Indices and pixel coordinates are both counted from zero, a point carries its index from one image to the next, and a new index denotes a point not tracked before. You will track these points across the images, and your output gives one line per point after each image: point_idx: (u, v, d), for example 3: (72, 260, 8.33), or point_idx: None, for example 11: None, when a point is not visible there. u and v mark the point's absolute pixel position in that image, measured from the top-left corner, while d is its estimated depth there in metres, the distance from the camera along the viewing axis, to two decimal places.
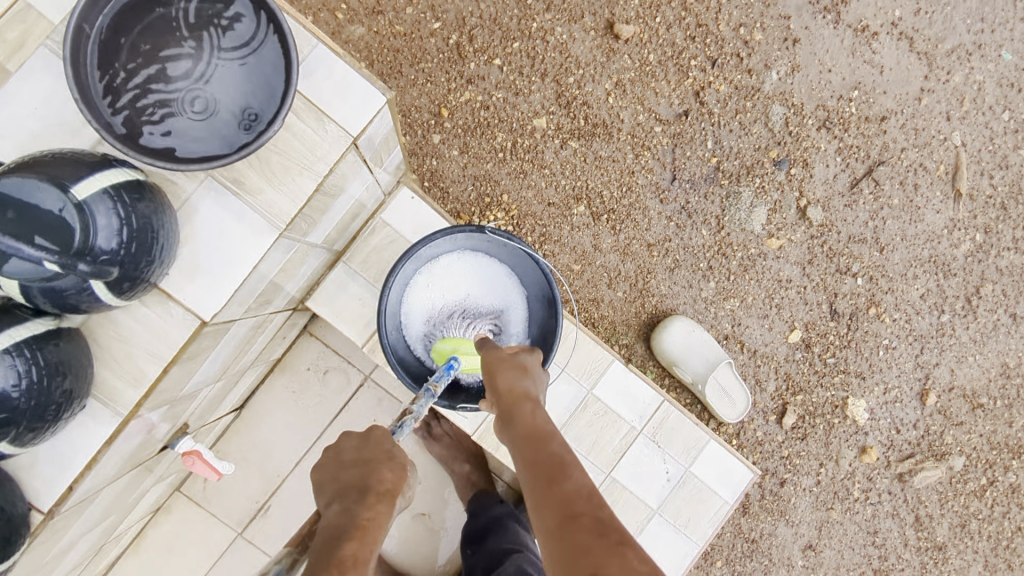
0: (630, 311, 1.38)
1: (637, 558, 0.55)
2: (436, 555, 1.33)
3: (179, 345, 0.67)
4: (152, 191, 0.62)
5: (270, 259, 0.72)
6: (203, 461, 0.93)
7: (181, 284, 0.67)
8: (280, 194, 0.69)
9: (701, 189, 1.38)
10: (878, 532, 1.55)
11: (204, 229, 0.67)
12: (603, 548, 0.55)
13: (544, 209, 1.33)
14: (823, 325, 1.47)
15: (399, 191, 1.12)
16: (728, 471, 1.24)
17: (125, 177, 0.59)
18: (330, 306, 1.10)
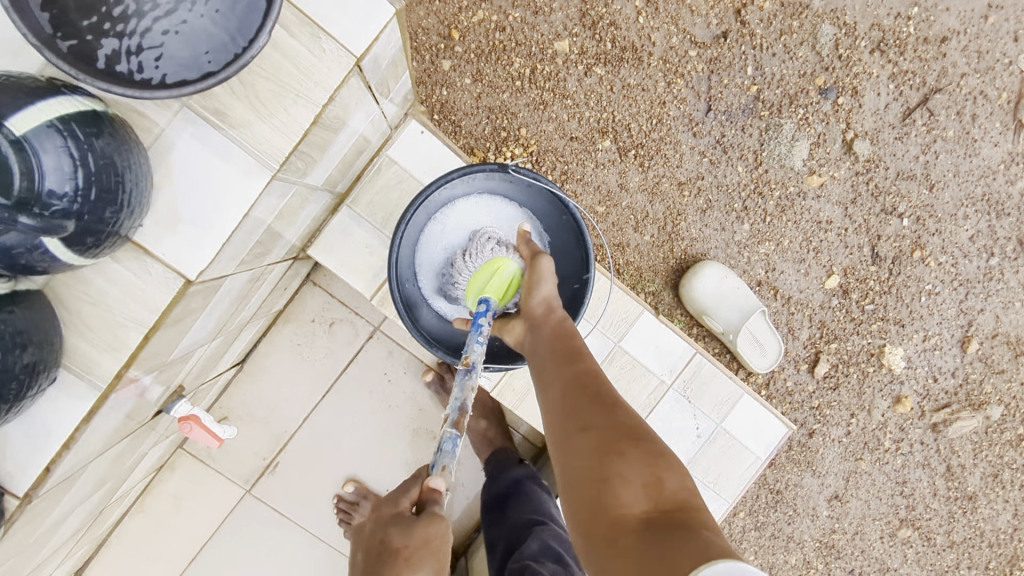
0: (658, 256, 1.28)
1: (627, 417, 0.63)
2: (452, 510, 1.28)
3: (161, 308, 0.58)
4: (114, 125, 0.51)
5: (262, 207, 0.62)
6: (202, 427, 0.86)
7: (158, 237, 0.57)
8: (272, 129, 0.57)
9: (739, 121, 1.26)
10: (907, 482, 1.49)
11: (182, 173, 0.56)
12: (597, 406, 0.64)
13: (566, 144, 1.21)
14: (863, 270, 1.36)
15: (407, 125, 1.00)
16: (761, 427, 1.17)
17: (77, 108, 0.48)
18: (333, 255, 1.00)
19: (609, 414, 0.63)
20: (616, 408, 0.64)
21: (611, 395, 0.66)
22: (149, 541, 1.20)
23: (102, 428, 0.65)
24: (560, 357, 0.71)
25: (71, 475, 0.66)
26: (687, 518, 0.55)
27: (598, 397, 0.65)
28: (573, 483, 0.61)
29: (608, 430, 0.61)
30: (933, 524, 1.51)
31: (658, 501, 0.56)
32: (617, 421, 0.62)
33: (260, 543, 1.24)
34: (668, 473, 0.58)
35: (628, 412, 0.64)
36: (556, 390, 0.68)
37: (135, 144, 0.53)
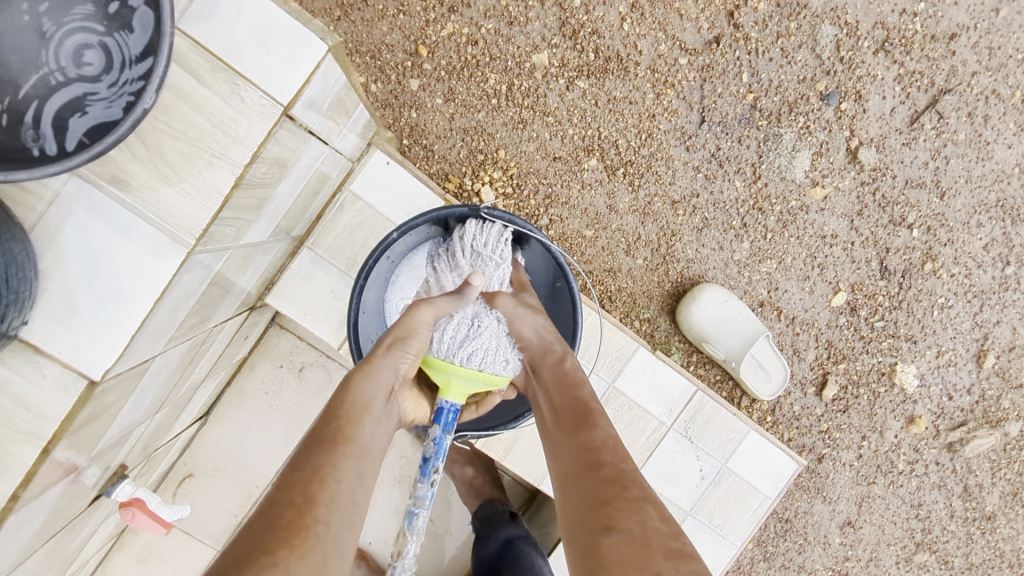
0: (652, 280, 1.19)
1: (662, 520, 0.55)
2: (440, 560, 1.19)
3: (61, 416, 0.47)
4: None
5: (188, 280, 0.53)
6: (145, 514, 0.76)
7: (51, 332, 0.47)
8: (183, 197, 0.49)
9: (735, 133, 1.16)
10: (923, 504, 1.40)
11: (74, 255, 0.47)
12: (625, 505, 0.55)
13: (549, 165, 1.11)
14: (872, 285, 1.28)
15: (371, 155, 0.90)
16: (769, 464, 1.08)
17: None
18: (295, 302, 0.91)
19: (640, 514, 0.55)
20: (648, 508, 0.55)
21: (638, 487, 0.57)
22: None
23: (9, 543, 0.55)
24: (571, 431, 0.63)
25: None
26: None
27: (622, 488, 0.57)
28: None
29: (638, 538, 0.52)
30: (950, 546, 1.42)
31: None
32: (651, 526, 0.54)
33: None
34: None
35: (660, 514, 0.55)
36: (573, 476, 0.60)
37: (8, 227, 0.43)
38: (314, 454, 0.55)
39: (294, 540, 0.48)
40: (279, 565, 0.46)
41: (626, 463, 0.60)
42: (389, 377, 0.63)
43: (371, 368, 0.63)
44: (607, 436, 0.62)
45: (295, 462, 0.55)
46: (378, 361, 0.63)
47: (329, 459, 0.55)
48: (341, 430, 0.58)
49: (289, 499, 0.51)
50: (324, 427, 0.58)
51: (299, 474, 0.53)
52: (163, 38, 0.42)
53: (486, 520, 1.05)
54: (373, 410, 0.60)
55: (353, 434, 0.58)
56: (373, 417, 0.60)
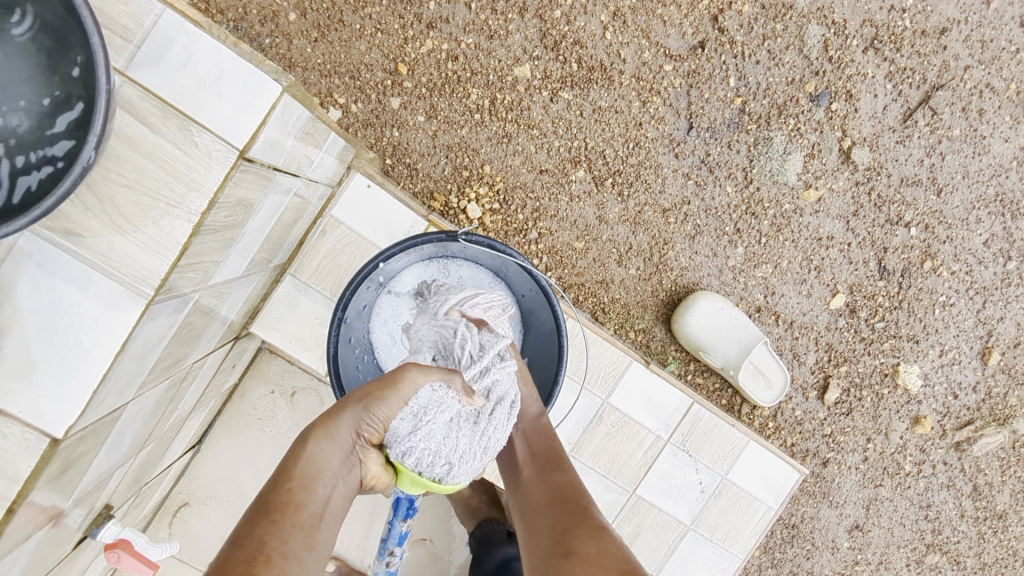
0: (646, 290, 1.17)
1: (620, 545, 0.58)
2: None
3: (25, 476, 0.45)
4: None
5: (155, 327, 0.52)
6: (131, 555, 0.74)
7: (10, 391, 0.46)
8: (140, 247, 0.48)
9: (724, 137, 1.14)
10: (932, 505, 1.37)
11: (29, 310, 0.46)
12: (583, 532, 0.58)
13: (536, 178, 1.10)
14: (870, 286, 1.25)
15: (352, 178, 0.89)
16: (770, 474, 1.06)
17: None
18: (279, 329, 0.90)
19: (596, 539, 0.57)
20: (606, 534, 0.58)
21: (598, 519, 0.61)
22: None
23: None
24: (541, 472, 0.68)
25: None
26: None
27: (582, 517, 0.60)
28: None
29: (597, 556, 0.55)
30: (962, 547, 1.40)
31: None
32: (606, 548, 0.56)
33: None
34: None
35: (618, 542, 0.58)
36: (540, 512, 0.63)
37: None
38: (258, 524, 0.49)
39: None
40: None
41: (587, 500, 0.64)
42: (355, 431, 0.57)
43: (333, 423, 0.57)
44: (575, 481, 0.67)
45: (239, 533, 0.49)
46: (344, 415, 0.57)
47: (276, 530, 0.49)
48: (292, 496, 0.52)
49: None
50: (271, 493, 0.53)
51: (240, 550, 0.47)
52: (99, 93, 0.43)
53: (483, 539, 1.05)
54: (328, 472, 0.55)
55: (303, 500, 0.53)
56: (329, 479, 0.55)
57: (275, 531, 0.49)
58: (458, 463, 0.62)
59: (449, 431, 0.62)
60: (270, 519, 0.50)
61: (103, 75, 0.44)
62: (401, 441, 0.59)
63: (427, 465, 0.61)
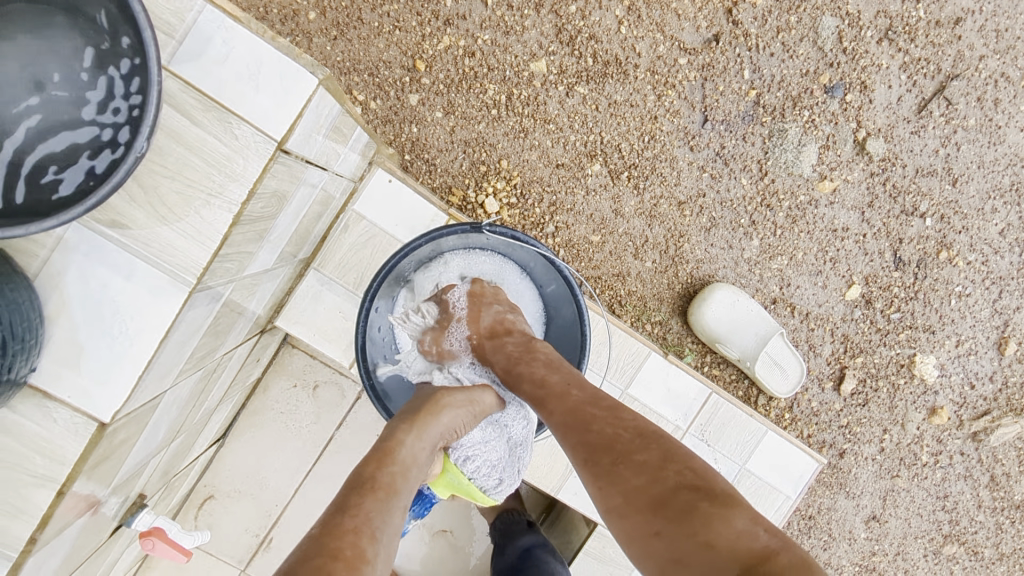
0: (662, 282, 1.18)
1: (634, 469, 0.55)
2: (465, 569, 1.19)
3: (73, 459, 0.48)
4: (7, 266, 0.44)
5: (194, 315, 0.53)
6: (166, 542, 0.76)
7: (59, 376, 0.48)
8: (182, 236, 0.49)
9: (739, 130, 1.15)
10: (949, 496, 1.37)
11: (76, 299, 0.48)
12: (604, 480, 0.56)
13: (552, 173, 1.11)
14: (886, 277, 1.26)
15: (373, 173, 0.91)
16: (789, 463, 1.07)
17: None
18: (304, 323, 0.91)
19: (616, 482, 0.55)
20: (620, 466, 0.55)
21: (606, 449, 0.57)
22: None
23: None
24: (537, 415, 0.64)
25: None
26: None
27: (595, 461, 0.57)
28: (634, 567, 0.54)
29: (626, 506, 0.53)
30: (979, 537, 1.40)
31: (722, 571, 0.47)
32: (630, 487, 0.54)
33: None
34: (711, 526, 0.49)
35: (635, 465, 0.55)
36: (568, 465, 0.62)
37: (12, 279, 0.44)
38: (363, 499, 0.51)
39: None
40: None
41: (591, 429, 0.59)
42: (443, 434, 0.61)
43: (431, 419, 0.60)
44: (568, 413, 0.61)
45: (337, 509, 0.49)
46: (443, 416, 0.61)
47: (380, 508, 0.51)
48: (393, 480, 0.54)
49: (335, 548, 0.45)
50: (376, 470, 0.54)
51: (347, 522, 0.48)
52: (152, 87, 0.44)
53: (504, 529, 1.06)
54: (421, 463, 0.57)
55: (400, 486, 0.54)
56: (419, 470, 0.57)
57: (380, 509, 0.50)
58: (504, 479, 0.69)
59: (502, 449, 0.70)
60: (375, 497, 0.51)
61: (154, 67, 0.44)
62: (468, 445, 0.66)
63: (480, 474, 0.67)
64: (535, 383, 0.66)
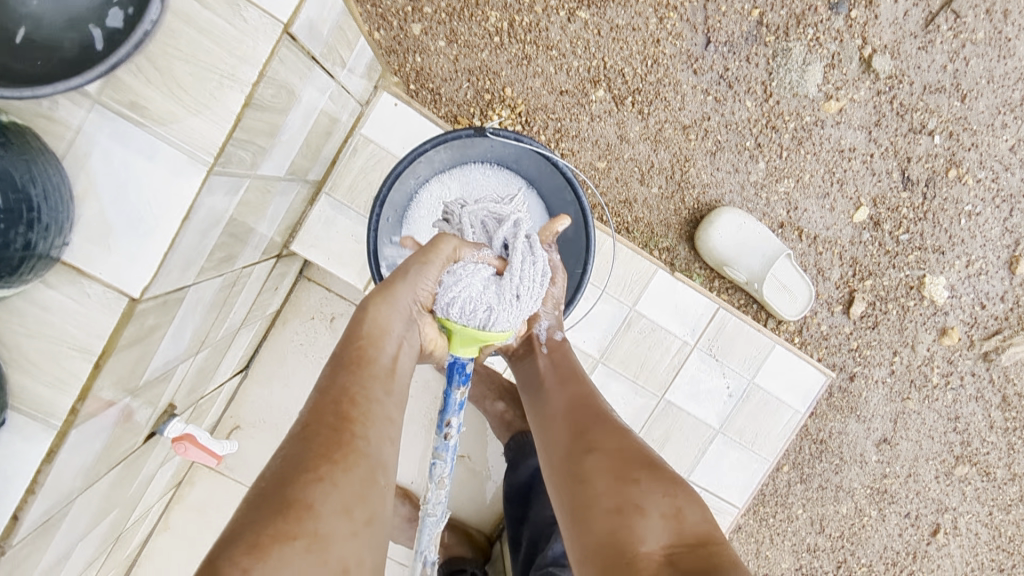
0: (669, 208, 1.19)
1: (636, 440, 0.65)
2: (481, 498, 1.24)
3: (108, 332, 0.52)
4: (38, 143, 0.47)
5: (212, 204, 0.57)
6: (197, 447, 0.83)
7: (91, 255, 0.51)
8: (198, 117, 0.52)
9: (742, 51, 1.15)
10: (960, 417, 1.38)
11: (103, 180, 0.51)
12: (608, 432, 0.66)
13: (556, 100, 1.12)
14: (894, 197, 1.26)
15: (379, 97, 0.93)
16: (796, 377, 1.09)
17: None
18: (318, 247, 0.94)
19: (619, 437, 0.65)
20: (624, 432, 0.66)
21: (617, 419, 0.68)
22: (174, 561, 1.15)
23: (72, 464, 0.59)
24: (560, 382, 0.74)
25: (53, 516, 0.61)
26: (710, 553, 0.55)
27: (604, 418, 0.67)
28: (583, 514, 0.61)
29: (618, 455, 0.63)
30: (991, 458, 1.40)
31: (679, 533, 0.56)
32: (629, 444, 0.64)
33: None
34: (687, 500, 0.59)
35: (637, 439, 0.66)
36: (561, 411, 0.70)
37: (41, 153, 0.47)
38: (341, 374, 0.58)
39: (335, 456, 0.52)
40: (324, 480, 0.50)
41: (608, 403, 0.71)
42: (411, 299, 0.64)
43: (391, 292, 0.64)
44: (597, 390, 0.73)
45: (324, 383, 0.58)
46: (399, 286, 0.64)
47: (358, 378, 0.58)
48: (364, 351, 0.60)
49: (324, 419, 0.54)
50: (345, 347, 0.61)
51: (329, 397, 0.56)
52: None
53: (518, 449, 1.09)
54: (394, 331, 0.62)
55: (374, 355, 0.60)
56: (392, 339, 0.62)
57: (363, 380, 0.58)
58: (499, 310, 0.68)
59: (487, 285, 0.69)
60: (352, 371, 0.58)
61: None
62: (444, 292, 0.67)
63: (469, 315, 0.67)
64: (568, 362, 0.77)
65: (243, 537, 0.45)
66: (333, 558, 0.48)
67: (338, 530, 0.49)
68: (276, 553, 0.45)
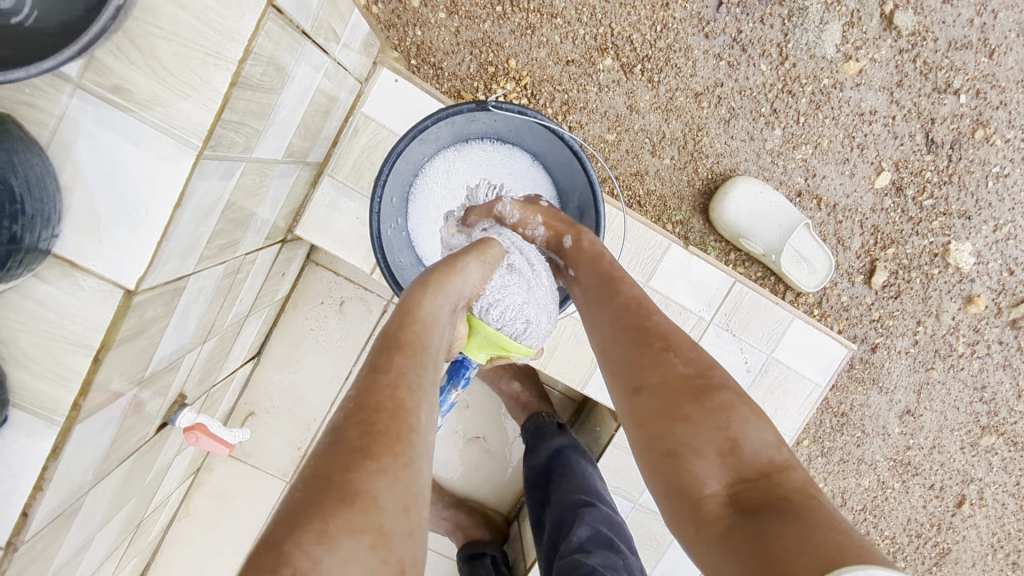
0: (682, 180, 1.15)
1: (684, 362, 0.59)
2: (501, 476, 1.23)
3: (105, 326, 0.51)
4: (18, 132, 0.45)
5: (205, 190, 0.54)
6: (208, 436, 0.80)
7: (82, 246, 0.49)
8: (185, 101, 0.49)
9: (756, 13, 1.10)
10: (987, 386, 1.34)
11: (88, 168, 0.48)
12: (651, 360, 0.60)
13: (563, 71, 1.08)
14: (918, 161, 1.21)
15: (379, 73, 0.90)
16: (817, 350, 1.06)
17: None
18: (323, 231, 0.92)
19: (663, 364, 0.60)
20: (669, 356, 0.60)
21: (661, 338, 0.62)
22: (196, 547, 1.16)
23: (82, 460, 0.58)
24: (600, 305, 0.69)
25: (66, 509, 0.60)
26: (773, 484, 0.52)
27: (645, 343, 0.62)
28: (642, 454, 0.58)
29: (665, 389, 0.58)
30: (1019, 427, 1.37)
31: (738, 468, 0.53)
32: (675, 371, 0.59)
33: None
34: (743, 429, 0.55)
35: (684, 360, 0.60)
36: (603, 342, 0.66)
37: (21, 141, 0.45)
38: (393, 357, 0.52)
39: (396, 447, 0.46)
40: (386, 472, 0.45)
41: (649, 320, 0.64)
42: (460, 293, 0.61)
43: (445, 281, 0.59)
44: (636, 305, 0.66)
45: (374, 362, 0.52)
46: (453, 279, 0.60)
47: (412, 363, 0.52)
48: (416, 337, 0.54)
49: (376, 402, 0.48)
50: (397, 329, 0.55)
51: (383, 378, 0.50)
52: None
53: (535, 431, 1.08)
54: (442, 322, 0.57)
55: (426, 342, 0.55)
56: (441, 329, 0.57)
57: (419, 366, 0.53)
58: (533, 325, 0.68)
59: (527, 298, 0.69)
60: (403, 356, 0.52)
61: None
62: (490, 292, 0.65)
63: (508, 322, 0.66)
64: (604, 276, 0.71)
65: (309, 525, 0.41)
66: (393, 558, 0.43)
67: (399, 528, 0.44)
68: (344, 546, 0.41)
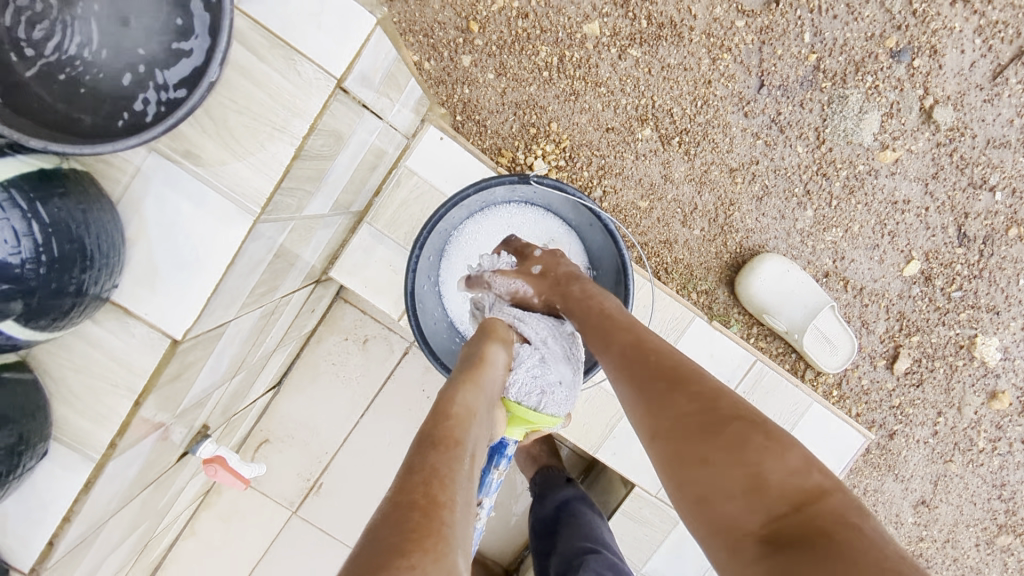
0: (710, 251, 1.17)
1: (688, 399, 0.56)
2: (505, 527, 1.23)
3: (148, 372, 0.53)
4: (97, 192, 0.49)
5: (257, 247, 0.57)
6: (226, 470, 0.83)
7: (138, 295, 0.53)
8: (246, 167, 0.52)
9: (796, 96, 1.12)
10: (1007, 484, 1.31)
11: (153, 223, 0.53)
12: (656, 401, 0.58)
13: (602, 137, 1.11)
14: (948, 253, 1.20)
15: (425, 131, 0.93)
16: (835, 437, 1.05)
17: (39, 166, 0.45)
18: (356, 275, 0.95)
19: (668, 405, 0.57)
20: (674, 395, 0.57)
21: (661, 374, 0.59)
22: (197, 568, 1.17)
23: (109, 493, 0.60)
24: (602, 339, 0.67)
25: (87, 537, 0.61)
26: (807, 516, 0.48)
27: (650, 381, 0.59)
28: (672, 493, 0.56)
29: (675, 430, 0.55)
30: None
31: (764, 506, 0.49)
32: (683, 412, 0.56)
33: (306, 564, 1.19)
34: (767, 460, 0.51)
35: (687, 399, 0.56)
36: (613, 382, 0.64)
37: (99, 200, 0.49)
38: (429, 453, 0.53)
39: (427, 543, 0.44)
40: (416, 568, 0.41)
41: (651, 356, 0.61)
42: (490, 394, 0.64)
43: (481, 376, 0.64)
44: (631, 349, 0.63)
45: (412, 461, 0.53)
46: (485, 374, 0.64)
47: (449, 457, 0.53)
48: (454, 431, 0.56)
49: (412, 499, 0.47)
50: (433, 427, 0.56)
51: (417, 475, 0.50)
52: (223, 19, 0.46)
53: (543, 484, 1.08)
54: (477, 417, 0.60)
55: (461, 436, 0.56)
56: (478, 424, 0.60)
57: (458, 467, 0.53)
58: (550, 395, 0.73)
59: (539, 370, 0.73)
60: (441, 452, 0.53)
61: (224, 39, 0.47)
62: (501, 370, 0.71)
63: (524, 395, 0.72)
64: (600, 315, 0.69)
65: None
66: None
67: None
68: None
